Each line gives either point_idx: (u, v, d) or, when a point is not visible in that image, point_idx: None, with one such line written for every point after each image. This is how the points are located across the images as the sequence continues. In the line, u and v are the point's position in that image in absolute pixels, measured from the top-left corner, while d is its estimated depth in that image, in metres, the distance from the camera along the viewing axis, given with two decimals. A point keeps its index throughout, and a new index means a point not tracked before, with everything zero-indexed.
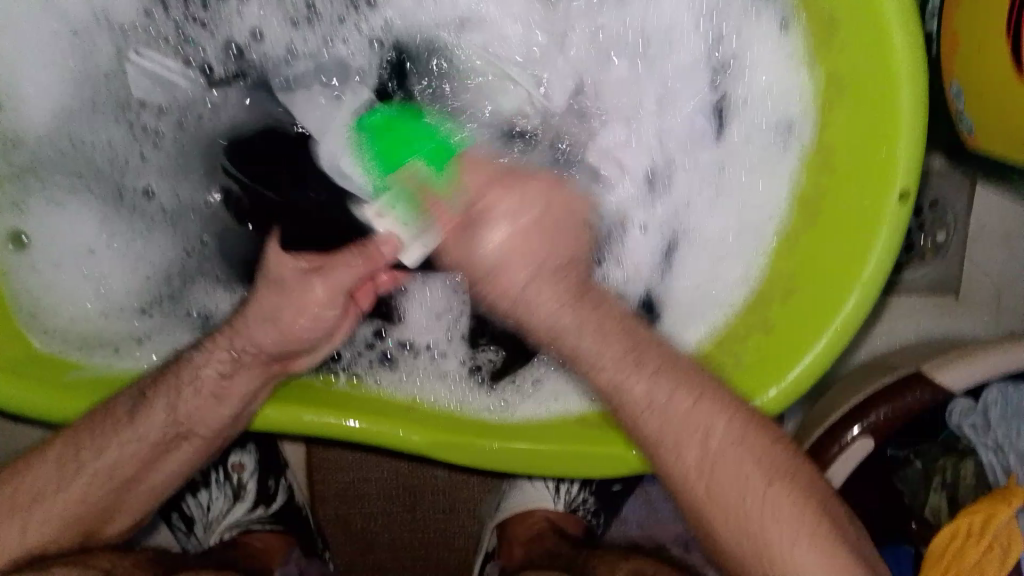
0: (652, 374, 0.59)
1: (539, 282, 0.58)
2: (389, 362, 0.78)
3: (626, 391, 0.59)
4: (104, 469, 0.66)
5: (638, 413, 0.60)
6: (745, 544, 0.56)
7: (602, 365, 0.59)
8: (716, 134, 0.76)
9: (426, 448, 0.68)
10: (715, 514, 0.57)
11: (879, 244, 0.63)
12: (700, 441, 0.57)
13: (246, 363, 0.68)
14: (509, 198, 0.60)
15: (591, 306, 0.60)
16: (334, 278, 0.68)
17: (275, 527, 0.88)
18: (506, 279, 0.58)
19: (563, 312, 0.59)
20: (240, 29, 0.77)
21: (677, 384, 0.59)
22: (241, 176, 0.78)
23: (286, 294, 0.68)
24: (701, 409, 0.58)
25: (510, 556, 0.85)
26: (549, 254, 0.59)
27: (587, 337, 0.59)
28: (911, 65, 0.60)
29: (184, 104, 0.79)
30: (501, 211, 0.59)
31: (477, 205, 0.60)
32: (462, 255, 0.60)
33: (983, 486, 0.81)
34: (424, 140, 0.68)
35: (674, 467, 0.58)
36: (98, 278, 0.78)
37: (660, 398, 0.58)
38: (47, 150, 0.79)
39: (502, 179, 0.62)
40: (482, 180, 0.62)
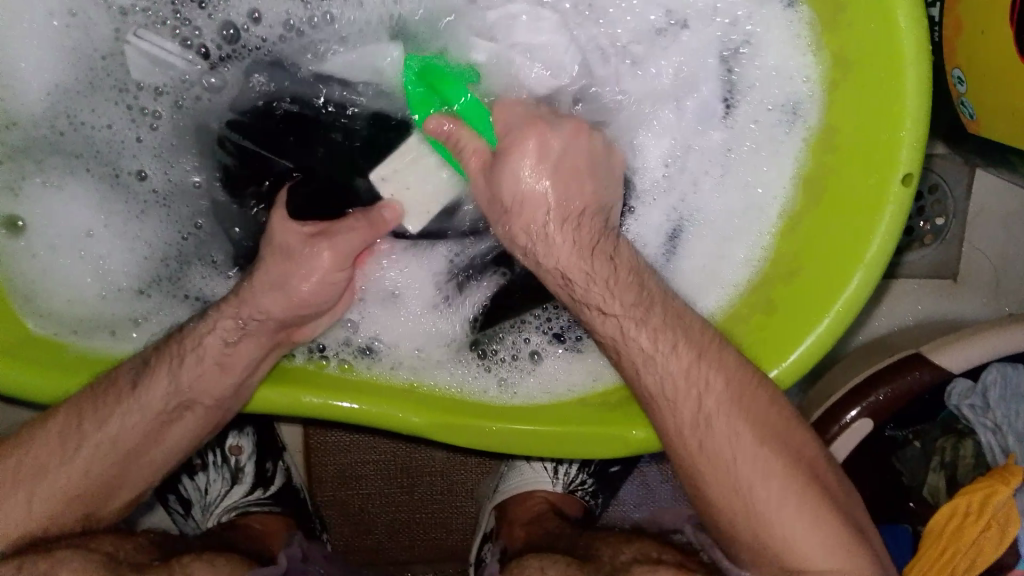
0: (653, 330, 0.62)
1: (558, 229, 0.62)
2: (374, 348, 0.76)
3: (629, 342, 0.62)
4: (108, 440, 0.65)
5: (643, 361, 0.62)
6: (730, 493, 0.60)
7: (611, 313, 0.62)
8: (724, 114, 0.75)
9: (427, 430, 0.68)
10: (717, 474, 0.60)
11: (882, 226, 0.63)
12: (696, 399, 0.61)
13: (254, 332, 0.67)
14: (535, 133, 0.61)
15: (606, 261, 0.63)
16: (341, 244, 0.69)
17: (273, 508, 0.88)
18: (529, 215, 0.62)
19: (576, 263, 0.62)
20: (237, 11, 0.75)
21: (681, 338, 0.62)
22: (242, 137, 0.78)
23: (295, 261, 0.68)
24: (704, 365, 0.61)
25: (510, 535, 0.85)
26: (572, 198, 0.62)
27: (595, 288, 0.62)
28: (917, 44, 0.60)
29: (184, 85, 0.77)
30: (530, 144, 0.61)
31: (506, 141, 0.62)
32: (488, 189, 0.62)
33: (984, 465, 0.83)
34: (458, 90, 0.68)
35: (667, 417, 0.62)
36: (93, 259, 0.77)
37: (664, 350, 0.61)
38: (41, 129, 0.77)
39: (532, 123, 0.62)
40: (516, 120, 0.64)
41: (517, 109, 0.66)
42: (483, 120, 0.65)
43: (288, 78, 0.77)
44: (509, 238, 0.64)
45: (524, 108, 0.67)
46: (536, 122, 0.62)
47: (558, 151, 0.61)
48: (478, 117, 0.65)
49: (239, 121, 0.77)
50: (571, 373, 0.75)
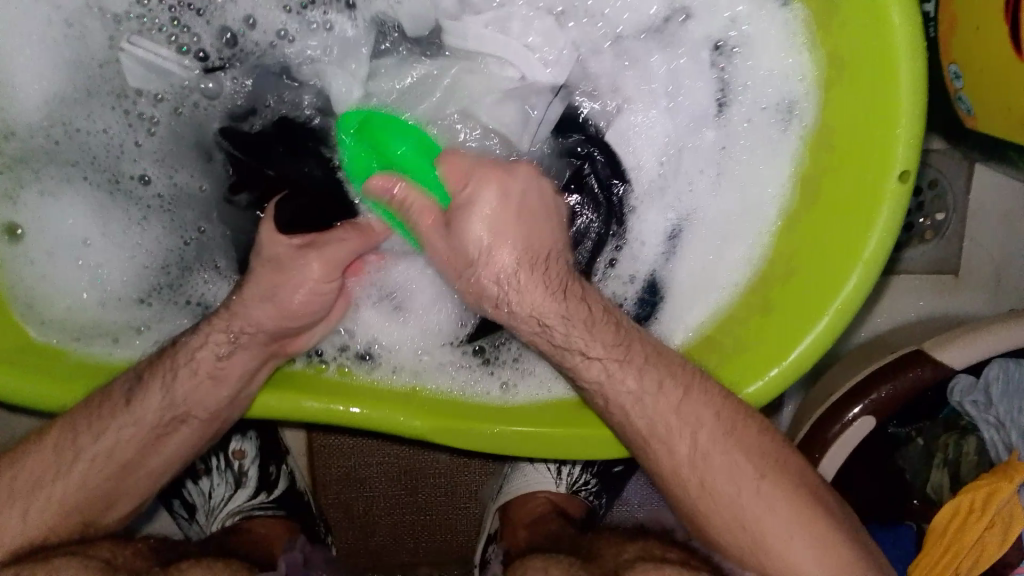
0: (638, 369, 0.63)
1: (525, 279, 0.62)
2: (372, 354, 0.76)
3: (612, 383, 0.63)
4: (104, 451, 0.66)
5: (632, 404, 0.63)
6: (726, 512, 0.62)
7: (594, 356, 0.63)
8: (719, 113, 0.75)
9: (426, 434, 0.68)
10: (709, 502, 0.62)
11: (878, 224, 0.63)
12: (690, 437, 0.63)
13: (247, 344, 0.67)
14: (491, 186, 0.60)
15: (579, 299, 0.63)
16: (330, 253, 0.69)
17: (277, 512, 0.88)
18: (495, 263, 0.61)
19: (550, 305, 0.62)
20: (233, 16, 0.76)
21: (666, 375, 0.63)
22: (233, 146, 0.78)
23: (284, 272, 0.68)
24: (691, 401, 0.63)
25: (512, 537, 0.85)
26: (535, 239, 0.62)
27: (575, 334, 0.62)
28: (912, 41, 0.60)
29: (180, 92, 0.77)
30: (489, 192, 0.60)
31: (464, 190, 0.60)
32: (448, 242, 0.61)
33: (987, 461, 0.82)
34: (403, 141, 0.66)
35: (660, 431, 0.61)
36: (93, 266, 0.77)
37: (650, 389, 0.63)
38: (39, 139, 0.78)
39: (491, 168, 0.61)
40: (469, 167, 0.61)
41: (461, 155, 0.63)
42: (428, 168, 0.63)
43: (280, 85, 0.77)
44: (473, 290, 0.63)
45: (473, 154, 0.65)
46: (492, 169, 0.61)
47: (517, 199, 0.61)
48: (427, 147, 0.66)
49: (231, 131, 0.78)
50: None
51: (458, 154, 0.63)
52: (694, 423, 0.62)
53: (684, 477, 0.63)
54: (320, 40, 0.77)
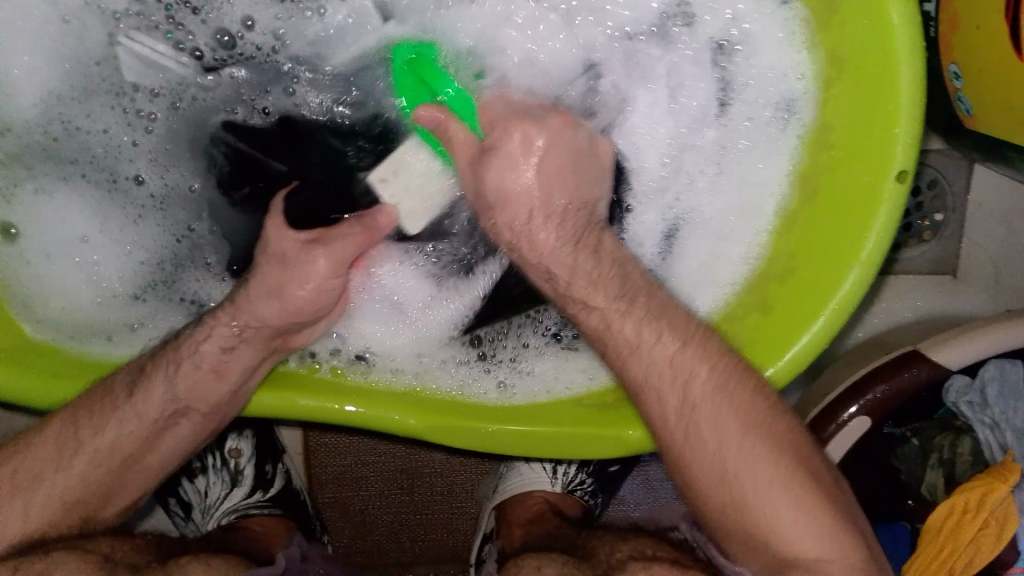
0: (637, 321, 0.61)
1: (541, 222, 0.62)
2: (367, 356, 0.75)
3: (612, 331, 0.62)
4: (105, 446, 0.66)
5: (627, 352, 0.61)
6: (710, 465, 0.58)
7: (594, 305, 0.62)
8: (718, 110, 0.75)
9: (423, 432, 0.68)
10: (693, 454, 0.59)
11: (876, 225, 0.63)
12: (681, 388, 0.59)
13: (251, 340, 0.68)
14: (518, 129, 0.62)
15: (592, 253, 0.63)
16: (337, 250, 0.69)
17: (273, 511, 0.88)
18: (511, 211, 0.62)
19: (562, 256, 0.62)
20: (231, 17, 0.76)
21: (666, 326, 0.61)
22: (235, 137, 0.78)
23: (287, 268, 0.68)
24: (688, 353, 0.60)
25: (509, 536, 0.85)
26: (557, 193, 0.62)
27: (579, 283, 0.62)
28: (911, 42, 0.60)
29: (178, 87, 0.77)
30: (514, 138, 0.62)
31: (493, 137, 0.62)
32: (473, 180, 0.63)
33: (981, 462, 0.82)
34: (447, 83, 0.71)
35: (656, 406, 0.61)
36: (88, 264, 0.77)
37: (649, 339, 0.61)
38: (36, 136, 0.78)
39: (519, 118, 0.63)
40: (503, 116, 0.64)
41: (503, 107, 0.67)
42: (469, 117, 0.67)
43: (280, 78, 0.77)
44: (494, 232, 0.65)
45: (506, 104, 0.67)
46: (524, 118, 0.63)
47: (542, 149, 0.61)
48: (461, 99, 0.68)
49: (238, 124, 0.78)
50: (567, 374, 0.74)
51: (498, 103, 0.67)
52: (688, 373, 0.59)
53: (673, 440, 0.60)
54: (316, 33, 0.77)
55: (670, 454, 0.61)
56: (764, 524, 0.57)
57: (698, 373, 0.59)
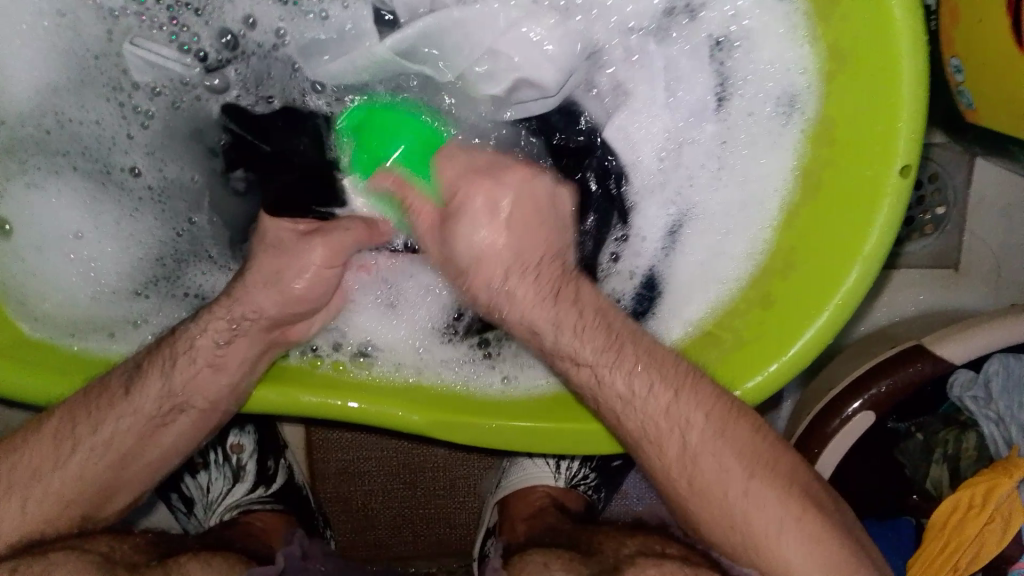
0: (629, 373, 0.61)
1: (519, 279, 0.60)
2: (369, 350, 0.75)
3: (603, 388, 0.61)
4: (102, 441, 0.65)
5: (623, 407, 0.61)
6: (715, 508, 0.60)
7: (583, 362, 0.61)
8: (718, 106, 0.74)
9: (425, 428, 0.68)
10: (699, 498, 0.61)
11: (880, 219, 0.62)
12: (679, 438, 0.60)
13: (246, 332, 0.67)
14: (482, 190, 0.60)
15: (570, 305, 0.61)
16: (335, 240, 0.68)
17: (275, 506, 0.88)
18: (485, 272, 0.60)
19: (542, 310, 0.61)
20: (233, 16, 0.74)
21: (657, 377, 0.61)
22: (234, 122, 0.76)
23: (287, 255, 0.68)
24: (682, 403, 0.61)
25: (511, 530, 0.84)
26: (525, 252, 0.60)
27: (565, 338, 0.61)
28: (913, 35, 0.60)
29: (182, 87, 0.76)
30: (477, 205, 0.60)
31: (454, 199, 0.61)
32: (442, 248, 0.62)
33: (986, 457, 0.83)
34: (404, 134, 0.71)
35: (656, 460, 0.61)
36: (85, 261, 0.77)
37: (640, 392, 0.60)
38: (29, 128, 0.77)
39: (479, 174, 0.62)
40: (458, 175, 0.62)
41: (457, 160, 0.65)
42: (426, 169, 0.67)
43: (287, 78, 0.75)
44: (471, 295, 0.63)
45: (466, 155, 0.66)
46: (482, 177, 0.61)
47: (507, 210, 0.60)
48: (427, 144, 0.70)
49: (239, 109, 0.76)
50: None
51: (457, 154, 0.66)
52: (684, 423, 0.60)
53: (673, 475, 0.61)
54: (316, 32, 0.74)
55: (661, 466, 0.61)
56: (766, 546, 0.60)
57: (694, 422, 0.60)
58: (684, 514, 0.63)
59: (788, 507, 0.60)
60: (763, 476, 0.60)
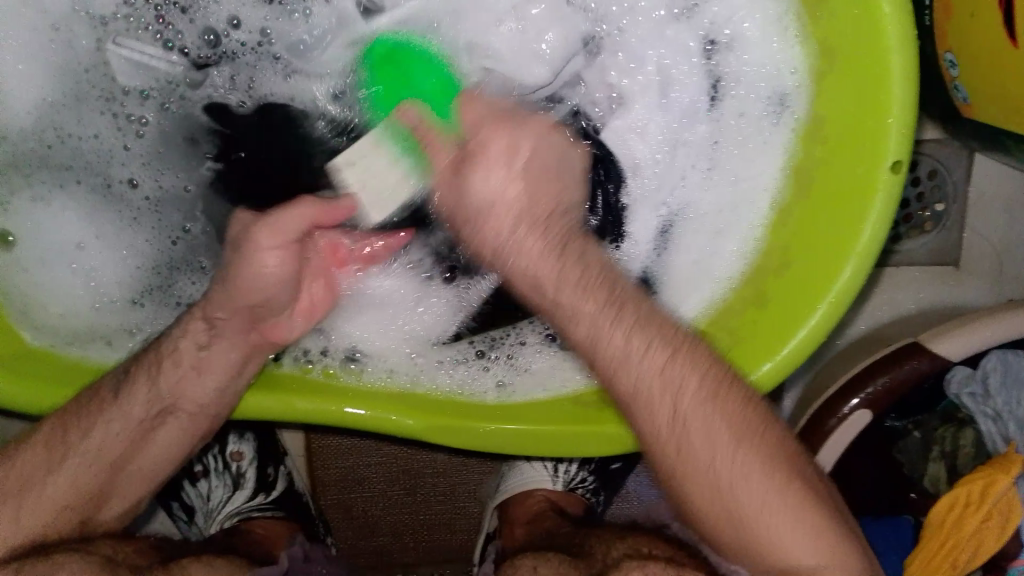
0: (628, 328, 0.57)
1: (526, 232, 0.58)
2: (358, 355, 0.75)
3: (601, 342, 0.58)
4: (95, 448, 0.66)
5: (617, 366, 0.57)
6: (704, 476, 0.57)
7: (583, 312, 0.58)
8: (710, 105, 0.74)
9: (421, 433, 0.68)
10: (687, 467, 0.57)
11: (872, 216, 0.62)
12: (670, 401, 0.57)
13: (225, 333, 0.68)
14: (500, 133, 0.61)
15: (574, 260, 0.59)
16: (280, 225, 0.65)
17: (276, 513, 0.88)
18: (493, 224, 0.58)
19: (545, 264, 0.58)
20: (217, 16, 0.75)
21: (655, 335, 0.58)
22: (220, 124, 0.78)
23: (244, 253, 0.66)
24: (677, 363, 0.57)
25: (510, 537, 0.86)
26: (538, 201, 0.59)
27: (569, 289, 0.58)
28: (902, 31, 0.59)
29: (168, 86, 0.77)
30: (492, 148, 0.60)
31: (468, 144, 0.60)
32: (452, 192, 0.60)
33: (983, 455, 0.82)
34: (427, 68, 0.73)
35: (647, 422, 0.58)
36: (85, 271, 0.78)
37: (637, 350, 0.57)
38: (30, 143, 0.78)
39: (497, 119, 0.62)
40: (481, 115, 0.62)
41: (482, 103, 0.65)
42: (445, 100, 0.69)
43: (269, 70, 0.77)
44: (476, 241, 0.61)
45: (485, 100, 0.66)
46: (500, 122, 0.61)
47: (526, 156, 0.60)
48: (442, 86, 0.71)
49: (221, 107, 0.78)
50: (562, 372, 0.74)
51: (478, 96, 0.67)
52: (677, 388, 0.57)
53: (661, 438, 0.57)
54: (300, 29, 0.76)
55: (649, 428, 0.58)
56: (753, 520, 0.56)
57: (687, 388, 0.57)
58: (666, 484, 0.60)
59: (773, 474, 0.57)
60: (752, 446, 0.56)
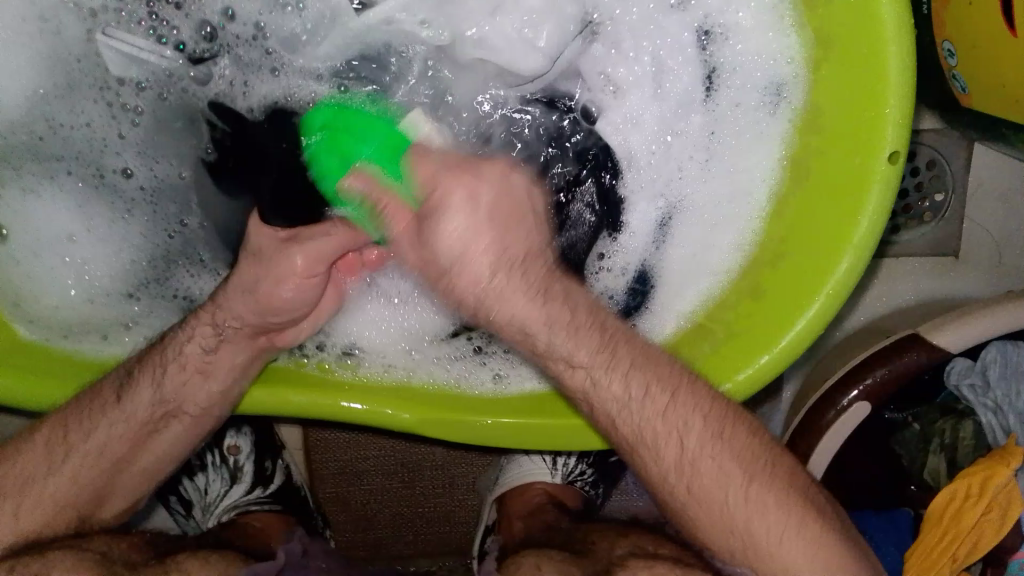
0: (624, 375, 0.56)
1: (507, 278, 0.50)
2: (353, 351, 0.75)
3: (599, 389, 0.56)
4: (95, 449, 0.66)
5: (619, 411, 0.56)
6: (716, 513, 0.58)
7: (580, 364, 0.54)
8: (706, 95, 0.73)
9: (416, 426, 0.68)
10: (697, 507, 0.59)
11: (870, 206, 0.62)
12: (677, 444, 0.57)
13: (231, 337, 0.67)
14: (460, 183, 0.49)
15: (561, 298, 0.53)
16: (313, 248, 0.65)
17: (273, 506, 0.88)
18: (471, 272, 0.49)
19: (531, 309, 0.51)
20: (211, 8, 0.73)
21: (654, 378, 0.57)
22: (218, 117, 0.76)
23: (263, 264, 0.66)
24: (679, 404, 0.57)
25: (508, 529, 0.85)
26: (511, 246, 0.49)
27: (563, 338, 0.53)
28: (898, 19, 0.59)
29: (166, 79, 0.75)
30: (456, 196, 0.48)
31: (428, 200, 0.49)
32: (422, 254, 0.50)
33: (983, 446, 0.82)
34: (364, 140, 0.57)
35: (653, 469, 0.59)
36: (79, 264, 0.78)
37: (636, 394, 0.56)
38: (21, 136, 0.78)
39: (461, 168, 0.50)
40: (438, 167, 0.51)
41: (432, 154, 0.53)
42: (397, 162, 0.53)
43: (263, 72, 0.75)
44: (451, 298, 0.57)
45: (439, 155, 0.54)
46: (457, 170, 0.50)
47: (489, 195, 0.49)
48: (394, 140, 0.56)
49: (222, 104, 0.76)
50: None
51: (432, 150, 0.54)
52: (682, 427, 0.57)
53: (670, 482, 0.59)
54: (295, 23, 0.74)
55: (658, 473, 0.59)
56: (767, 553, 0.58)
57: (692, 425, 0.57)
58: (676, 513, 0.61)
59: (789, 509, 0.59)
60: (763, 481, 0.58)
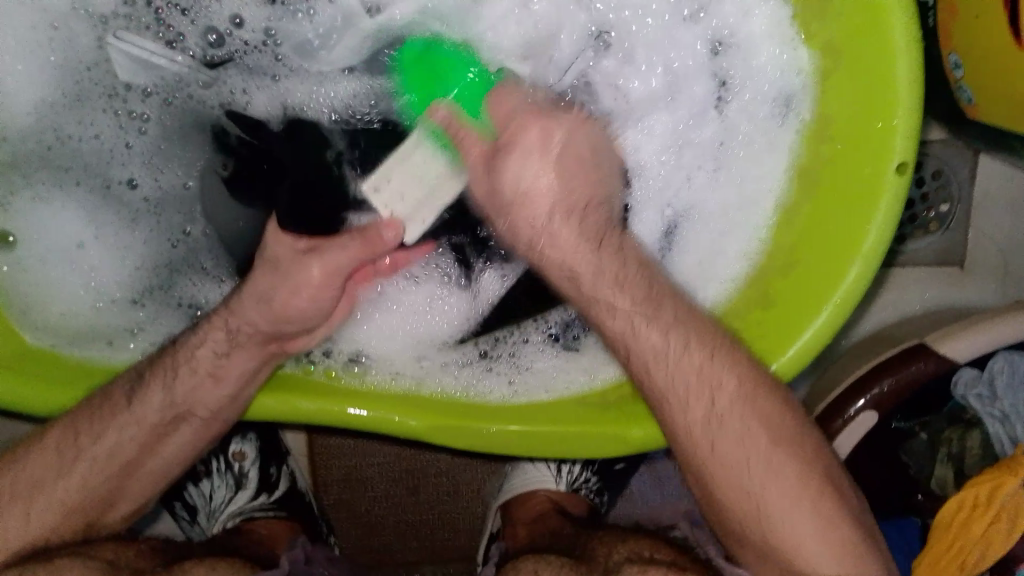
0: (664, 327, 0.60)
1: (562, 220, 0.63)
2: (361, 358, 0.75)
3: (639, 339, 0.61)
4: (103, 454, 0.66)
5: (654, 360, 0.60)
6: (736, 476, 0.58)
7: (622, 308, 0.61)
8: (716, 105, 0.74)
9: (423, 433, 0.68)
10: (715, 469, 0.58)
11: (878, 216, 0.61)
12: (707, 399, 0.59)
13: (242, 342, 0.67)
14: (537, 123, 0.64)
15: (613, 251, 0.63)
16: (331, 260, 0.67)
17: (278, 513, 0.87)
18: (532, 209, 0.63)
19: (582, 252, 0.63)
20: (220, 15, 0.75)
21: (693, 334, 0.60)
22: (233, 126, 0.77)
23: (281, 274, 0.67)
24: (715, 364, 0.59)
25: (513, 536, 0.85)
26: (572, 191, 0.63)
27: (605, 283, 0.62)
28: (908, 32, 0.59)
29: (174, 83, 0.76)
30: (533, 130, 0.63)
31: (504, 135, 0.63)
32: (490, 183, 0.64)
33: (991, 455, 0.81)
34: (452, 83, 0.71)
35: (680, 417, 0.59)
36: (87, 271, 0.78)
37: (677, 350, 0.60)
38: (29, 143, 0.78)
39: (533, 113, 0.65)
40: (513, 109, 0.65)
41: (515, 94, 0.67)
42: (476, 108, 0.67)
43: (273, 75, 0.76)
44: (514, 230, 0.66)
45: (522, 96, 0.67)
46: (536, 116, 0.65)
47: (560, 142, 0.64)
48: (480, 81, 0.70)
49: (236, 113, 0.77)
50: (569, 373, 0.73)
51: (512, 92, 0.67)
52: (714, 385, 0.58)
53: (693, 441, 0.59)
54: (308, 29, 0.75)
55: (683, 428, 0.59)
56: (781, 526, 0.57)
57: (723, 387, 0.58)
58: (696, 482, 0.61)
59: (807, 485, 0.57)
60: (787, 450, 0.58)
